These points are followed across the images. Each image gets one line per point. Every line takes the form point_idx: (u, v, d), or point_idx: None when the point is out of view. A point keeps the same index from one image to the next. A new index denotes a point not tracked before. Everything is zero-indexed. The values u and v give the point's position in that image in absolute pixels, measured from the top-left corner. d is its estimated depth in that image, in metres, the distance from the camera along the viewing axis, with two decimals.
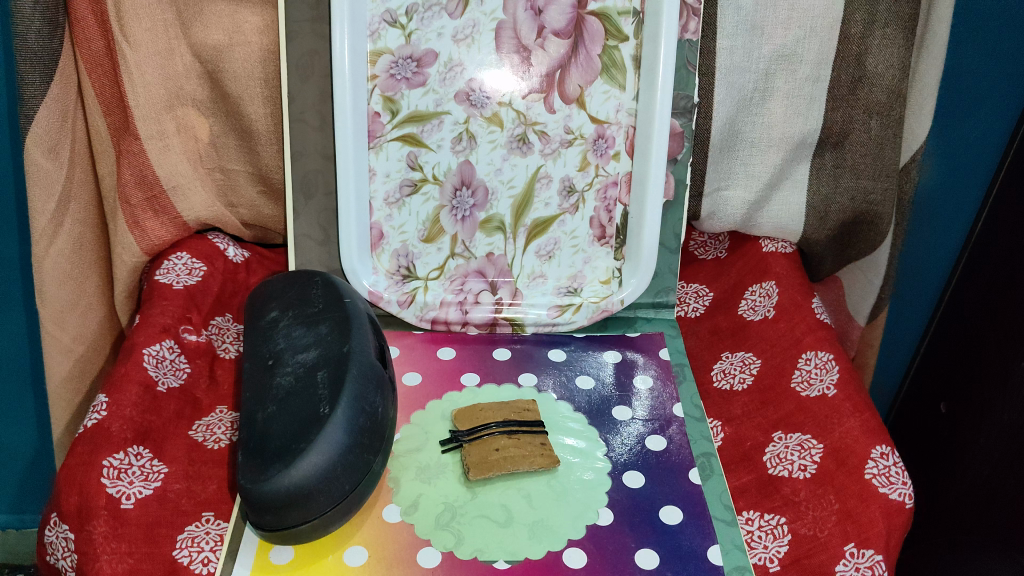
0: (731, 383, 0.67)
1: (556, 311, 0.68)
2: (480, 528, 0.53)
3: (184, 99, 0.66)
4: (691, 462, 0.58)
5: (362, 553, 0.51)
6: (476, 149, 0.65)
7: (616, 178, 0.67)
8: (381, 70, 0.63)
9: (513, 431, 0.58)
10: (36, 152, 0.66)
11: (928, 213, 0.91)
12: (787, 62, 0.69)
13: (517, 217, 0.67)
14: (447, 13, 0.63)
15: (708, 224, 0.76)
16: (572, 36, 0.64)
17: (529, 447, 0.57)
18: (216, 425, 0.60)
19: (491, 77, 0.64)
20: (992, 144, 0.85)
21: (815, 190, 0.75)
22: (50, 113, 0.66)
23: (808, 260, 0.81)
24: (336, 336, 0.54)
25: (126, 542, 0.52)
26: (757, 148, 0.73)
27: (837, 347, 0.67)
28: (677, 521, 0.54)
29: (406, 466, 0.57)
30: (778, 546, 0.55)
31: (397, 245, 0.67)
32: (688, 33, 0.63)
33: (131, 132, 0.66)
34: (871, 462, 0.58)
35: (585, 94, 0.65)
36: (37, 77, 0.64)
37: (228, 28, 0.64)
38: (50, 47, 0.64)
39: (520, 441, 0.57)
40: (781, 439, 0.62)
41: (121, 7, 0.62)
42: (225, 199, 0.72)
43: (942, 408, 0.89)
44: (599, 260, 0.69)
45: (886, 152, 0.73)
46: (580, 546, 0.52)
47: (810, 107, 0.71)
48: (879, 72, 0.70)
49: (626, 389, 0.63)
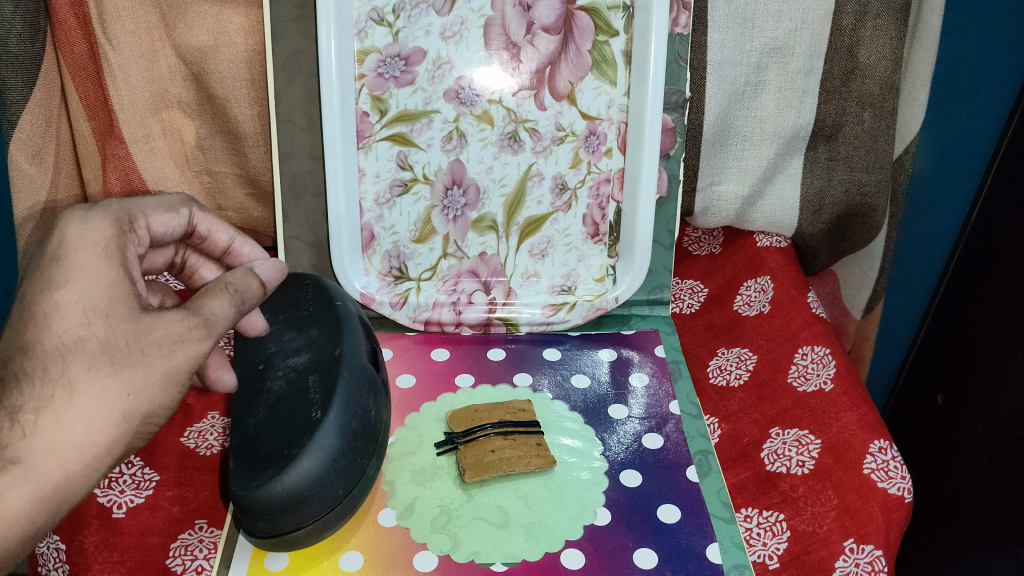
0: (727, 380, 0.66)
1: (551, 311, 0.67)
2: (477, 530, 0.52)
3: (170, 101, 0.66)
4: (689, 460, 0.57)
5: (357, 558, 0.50)
6: (467, 147, 0.65)
7: (609, 175, 0.66)
8: (368, 69, 0.62)
9: (509, 432, 0.57)
10: (19, 159, 0.63)
11: (922, 203, 0.91)
12: (778, 55, 0.69)
13: (509, 215, 0.67)
14: (435, 10, 0.62)
15: (702, 219, 0.76)
16: (561, 31, 0.63)
17: (525, 448, 0.56)
18: (208, 431, 0.60)
19: (480, 74, 0.64)
20: (986, 134, 0.85)
21: (808, 183, 0.74)
22: (34, 118, 0.63)
23: (803, 253, 0.81)
24: (327, 338, 0.53)
25: (119, 551, 0.52)
26: (749, 141, 0.72)
27: (833, 341, 0.66)
28: (675, 519, 0.53)
29: (401, 470, 0.56)
30: (777, 543, 0.55)
31: (388, 246, 0.66)
32: (679, 27, 0.62)
33: (115, 137, 0.65)
34: (870, 456, 0.58)
35: (575, 90, 0.64)
36: (19, 81, 0.62)
37: (213, 29, 0.63)
38: (32, 51, 0.62)
39: (516, 442, 0.57)
40: (779, 435, 0.61)
41: (104, 10, 0.61)
42: (214, 202, 0.71)
43: (940, 399, 0.88)
44: (593, 258, 0.68)
45: (879, 144, 0.72)
46: (578, 547, 0.51)
47: (802, 100, 0.71)
48: (871, 63, 0.69)
49: (622, 387, 0.63)
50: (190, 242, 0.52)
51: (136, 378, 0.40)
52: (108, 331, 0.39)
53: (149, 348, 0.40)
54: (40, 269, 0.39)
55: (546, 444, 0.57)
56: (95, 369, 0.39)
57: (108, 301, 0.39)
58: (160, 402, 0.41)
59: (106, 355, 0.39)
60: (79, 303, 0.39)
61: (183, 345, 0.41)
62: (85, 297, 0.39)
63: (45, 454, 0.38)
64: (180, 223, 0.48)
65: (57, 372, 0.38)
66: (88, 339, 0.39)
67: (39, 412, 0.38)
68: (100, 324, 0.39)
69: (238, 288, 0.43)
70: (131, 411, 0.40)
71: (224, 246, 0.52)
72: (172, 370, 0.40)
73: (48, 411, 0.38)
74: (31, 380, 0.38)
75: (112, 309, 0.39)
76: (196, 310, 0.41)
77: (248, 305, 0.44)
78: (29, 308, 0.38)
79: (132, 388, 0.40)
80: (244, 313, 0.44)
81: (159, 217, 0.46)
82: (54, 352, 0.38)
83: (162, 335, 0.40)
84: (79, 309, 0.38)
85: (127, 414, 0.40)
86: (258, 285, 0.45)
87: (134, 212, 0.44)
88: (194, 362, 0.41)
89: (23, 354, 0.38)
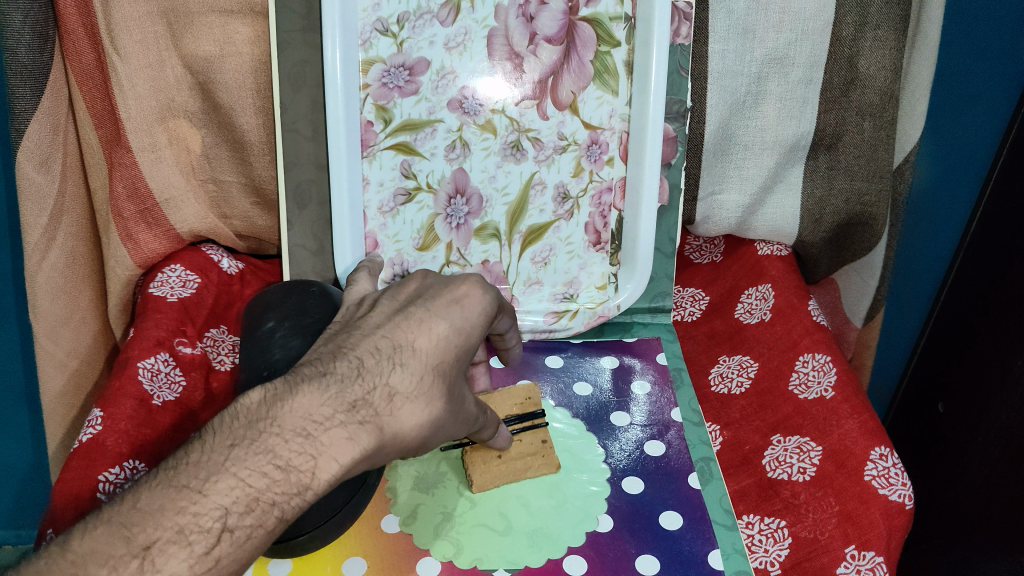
0: (728, 387, 0.67)
1: (553, 317, 0.68)
2: (480, 536, 0.52)
3: (176, 111, 0.66)
4: (690, 467, 0.57)
5: (361, 563, 0.51)
6: (470, 156, 0.65)
7: (610, 184, 0.67)
8: (373, 78, 0.63)
9: (515, 431, 0.58)
10: (26, 166, 0.64)
11: (922, 212, 0.91)
12: (778, 65, 0.69)
13: (512, 224, 0.67)
14: (438, 21, 0.63)
15: (702, 228, 0.76)
16: (563, 42, 0.64)
17: (530, 449, 0.57)
18: None
19: (484, 85, 0.64)
20: (985, 144, 0.85)
21: (809, 192, 0.75)
22: (41, 127, 0.64)
23: (803, 262, 0.82)
24: None
25: None
26: (750, 151, 0.73)
27: (835, 349, 0.67)
28: (677, 525, 0.53)
29: (404, 475, 0.56)
30: (778, 549, 0.55)
31: (391, 254, 0.66)
32: (680, 38, 0.63)
33: (122, 145, 0.65)
34: (870, 463, 0.58)
35: (578, 100, 0.65)
36: (27, 90, 0.62)
37: (219, 39, 0.63)
38: (41, 60, 0.62)
39: (522, 442, 0.57)
40: (780, 442, 0.61)
41: (112, 20, 0.61)
42: (219, 210, 0.71)
43: (941, 407, 0.89)
44: (595, 266, 0.69)
45: (879, 153, 0.73)
46: (580, 553, 0.52)
47: (802, 110, 0.71)
48: (871, 73, 0.70)
49: (624, 394, 0.63)
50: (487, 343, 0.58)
51: (448, 419, 0.45)
52: (457, 379, 0.45)
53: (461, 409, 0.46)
54: (443, 294, 0.46)
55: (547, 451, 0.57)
56: (439, 398, 0.44)
57: (468, 347, 0.45)
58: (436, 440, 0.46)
59: (447, 399, 0.44)
60: (459, 345, 0.45)
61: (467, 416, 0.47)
62: (463, 335, 0.45)
63: (395, 434, 0.42)
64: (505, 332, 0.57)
65: (425, 385, 0.43)
66: (447, 378, 0.44)
67: (404, 401, 0.42)
68: (456, 371, 0.45)
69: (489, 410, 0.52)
70: (433, 435, 0.44)
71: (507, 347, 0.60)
72: (455, 429, 0.47)
73: (409, 407, 0.42)
74: (403, 376, 0.43)
75: (464, 364, 0.45)
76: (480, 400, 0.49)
77: (477, 434, 0.52)
78: (426, 318, 0.44)
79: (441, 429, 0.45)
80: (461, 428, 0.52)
81: (504, 322, 0.55)
82: (430, 372, 0.43)
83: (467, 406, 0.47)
84: (456, 348, 0.44)
85: (427, 442, 0.45)
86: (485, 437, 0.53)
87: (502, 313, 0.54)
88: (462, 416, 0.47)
89: (407, 352, 0.43)
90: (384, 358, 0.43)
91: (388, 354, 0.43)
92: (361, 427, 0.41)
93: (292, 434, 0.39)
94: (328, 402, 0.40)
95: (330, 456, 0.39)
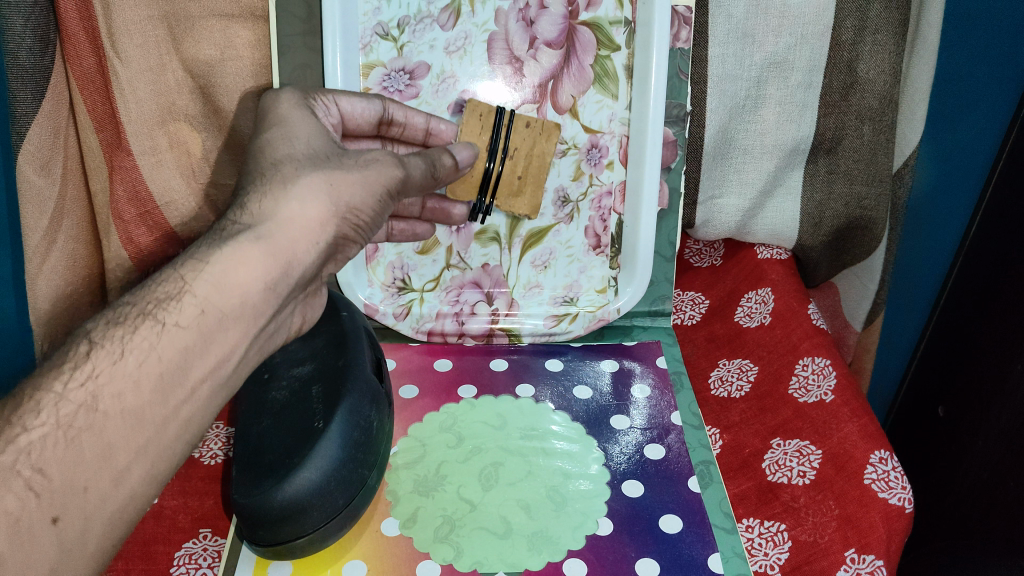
0: (728, 391, 0.67)
1: (553, 321, 0.68)
2: (480, 540, 0.52)
3: (176, 114, 0.66)
4: (690, 471, 0.57)
5: (361, 566, 0.51)
6: None
7: (611, 188, 0.67)
8: (373, 83, 0.63)
9: (504, 151, 0.62)
10: (28, 169, 0.63)
11: (921, 216, 0.92)
12: (778, 69, 0.70)
13: (512, 227, 0.67)
14: (439, 25, 0.63)
15: (702, 231, 0.77)
16: (563, 46, 0.64)
17: (527, 138, 0.63)
18: (212, 442, 0.63)
19: (484, 88, 0.64)
20: (984, 148, 0.86)
21: (808, 196, 0.75)
22: (42, 131, 0.63)
23: (803, 267, 0.82)
24: (331, 348, 0.53)
25: (124, 559, 0.54)
26: (750, 155, 0.73)
27: (834, 353, 0.67)
28: (677, 529, 0.53)
29: (404, 479, 0.56)
30: (778, 553, 0.55)
31: (391, 258, 0.67)
32: (679, 42, 0.62)
33: (123, 148, 0.65)
34: (870, 467, 0.58)
35: (578, 104, 0.65)
36: (28, 94, 0.62)
37: (219, 43, 0.63)
38: (42, 64, 0.62)
39: (516, 152, 0.63)
40: (780, 445, 0.61)
41: (113, 23, 0.61)
42: None
43: (941, 412, 0.89)
44: (595, 269, 0.69)
45: (878, 157, 0.73)
46: (580, 556, 0.51)
47: (802, 114, 0.71)
48: (870, 78, 0.69)
49: (624, 398, 0.63)
50: (392, 134, 0.62)
51: (336, 176, 0.46)
52: (312, 151, 0.47)
53: (347, 161, 0.47)
54: (267, 126, 0.50)
55: (535, 122, 0.63)
56: (304, 169, 0.46)
57: (317, 147, 0.48)
58: (368, 203, 0.48)
59: (313, 163, 0.47)
60: (300, 148, 0.48)
61: (380, 165, 0.48)
62: (296, 141, 0.48)
63: (273, 224, 0.43)
64: (380, 110, 0.58)
65: (274, 173, 0.45)
66: (294, 156, 0.47)
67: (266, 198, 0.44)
68: (301, 150, 0.47)
69: (430, 160, 0.54)
70: (335, 193, 0.46)
71: (423, 127, 0.61)
72: (367, 177, 0.48)
73: (273, 196, 0.44)
74: (262, 185, 0.45)
75: (319, 148, 0.48)
76: (402, 163, 0.50)
77: (441, 166, 0.55)
78: (261, 146, 0.48)
79: (334, 180, 0.46)
80: (433, 185, 0.55)
81: (354, 103, 0.57)
82: (270, 164, 0.46)
83: (362, 159, 0.48)
84: (290, 144, 0.47)
85: (333, 199, 0.46)
86: (451, 165, 0.56)
87: (334, 93, 0.55)
88: (387, 176, 0.49)
89: (252, 173, 0.46)
90: (240, 191, 0.46)
91: (240, 186, 0.46)
92: (229, 235, 0.43)
93: (163, 272, 0.42)
94: (198, 243, 0.43)
95: (192, 265, 0.42)
